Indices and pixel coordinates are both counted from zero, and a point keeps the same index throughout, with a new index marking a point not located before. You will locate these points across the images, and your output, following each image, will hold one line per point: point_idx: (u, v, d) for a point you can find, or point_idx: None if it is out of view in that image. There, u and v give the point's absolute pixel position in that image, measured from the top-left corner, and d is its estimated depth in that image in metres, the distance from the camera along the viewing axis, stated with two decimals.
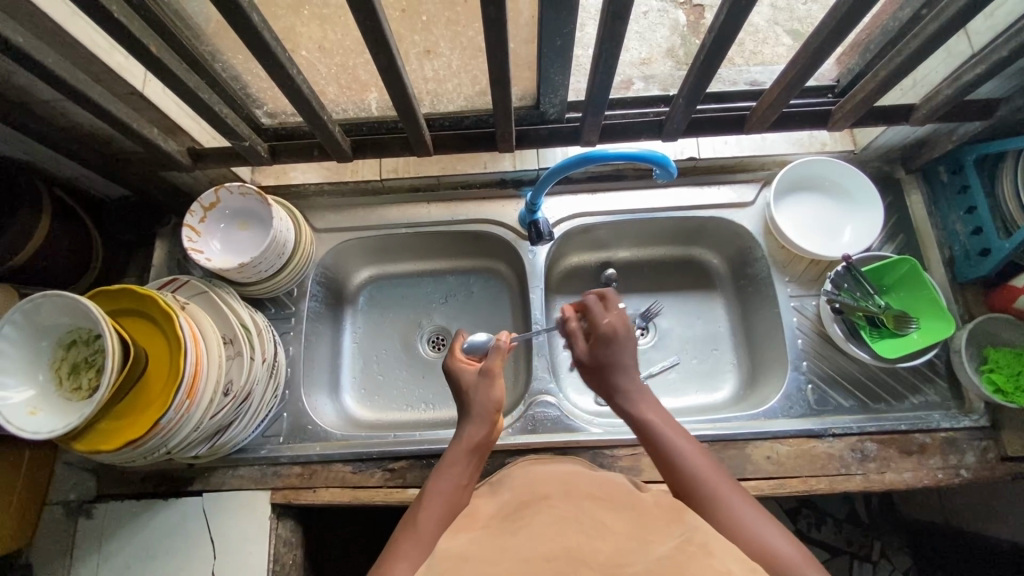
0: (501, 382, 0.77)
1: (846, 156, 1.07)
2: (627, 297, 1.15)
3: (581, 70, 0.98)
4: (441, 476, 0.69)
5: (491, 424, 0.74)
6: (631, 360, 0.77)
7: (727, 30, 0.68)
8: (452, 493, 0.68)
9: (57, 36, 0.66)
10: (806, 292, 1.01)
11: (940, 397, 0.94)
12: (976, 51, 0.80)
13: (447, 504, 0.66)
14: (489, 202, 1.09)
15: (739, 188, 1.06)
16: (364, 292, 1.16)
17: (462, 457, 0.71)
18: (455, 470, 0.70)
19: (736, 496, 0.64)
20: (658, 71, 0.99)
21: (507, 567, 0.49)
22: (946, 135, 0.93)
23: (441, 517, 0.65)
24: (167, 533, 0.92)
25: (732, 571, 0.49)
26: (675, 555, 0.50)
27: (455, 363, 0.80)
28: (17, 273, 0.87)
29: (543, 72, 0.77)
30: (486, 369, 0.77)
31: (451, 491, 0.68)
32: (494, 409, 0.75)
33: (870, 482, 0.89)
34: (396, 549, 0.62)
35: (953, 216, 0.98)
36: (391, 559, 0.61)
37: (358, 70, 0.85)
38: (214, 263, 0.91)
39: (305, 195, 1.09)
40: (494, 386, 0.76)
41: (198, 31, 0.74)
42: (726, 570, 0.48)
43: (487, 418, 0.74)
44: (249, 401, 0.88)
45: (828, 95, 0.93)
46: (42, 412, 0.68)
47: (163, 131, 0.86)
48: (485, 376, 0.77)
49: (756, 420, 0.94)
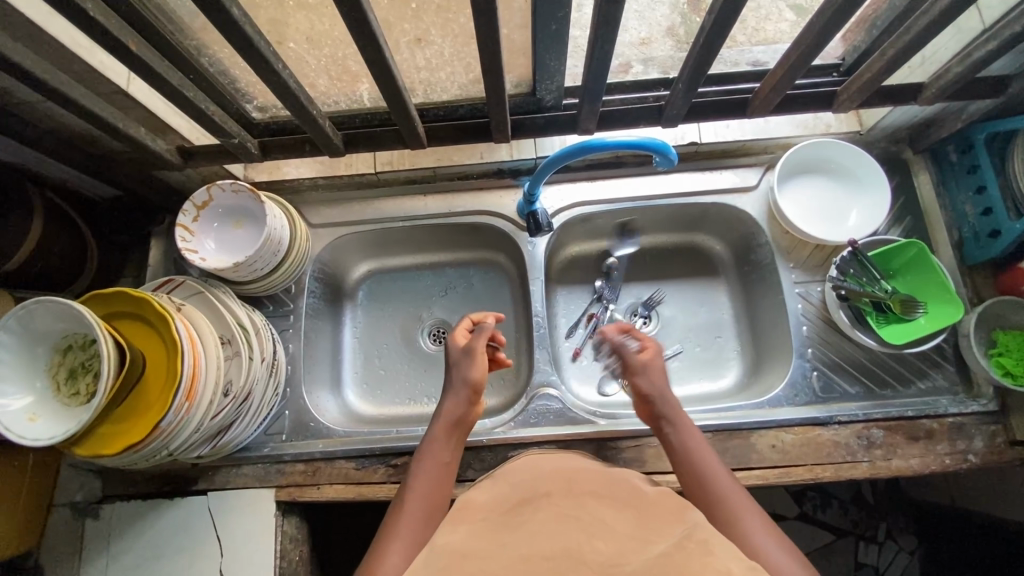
0: (483, 361, 0.80)
1: (852, 137, 1.03)
2: (628, 286, 1.13)
3: (578, 53, 0.90)
4: (424, 455, 0.75)
5: (468, 400, 0.78)
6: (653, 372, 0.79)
7: (727, 11, 0.65)
8: (437, 469, 0.74)
9: (36, 36, 0.64)
10: (811, 278, 0.99)
11: (948, 381, 0.93)
12: (986, 26, 0.77)
13: (435, 478, 0.73)
14: (487, 193, 1.07)
15: (742, 173, 1.04)
16: (363, 287, 1.15)
17: (443, 435, 0.76)
18: (438, 448, 0.75)
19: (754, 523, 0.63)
20: (657, 53, 0.92)
21: (510, 564, 0.49)
22: (956, 113, 0.90)
23: (426, 502, 0.71)
24: (174, 532, 0.92)
25: (732, 571, 0.47)
26: (672, 552, 0.49)
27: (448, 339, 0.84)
28: (13, 278, 0.86)
29: (539, 59, 0.75)
30: (469, 347, 0.81)
31: (433, 469, 0.74)
32: (472, 386, 0.79)
33: (876, 469, 0.88)
34: (388, 533, 0.67)
35: (961, 196, 0.95)
36: (385, 542, 0.66)
37: (348, 61, 0.83)
38: (208, 263, 0.89)
39: (298, 190, 1.07)
40: (474, 363, 0.79)
41: (182, 25, 0.72)
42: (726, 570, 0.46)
43: (464, 394, 0.78)
44: (250, 401, 0.88)
45: (833, 74, 0.90)
46: (42, 418, 0.68)
47: (151, 130, 0.84)
48: (466, 352, 0.81)
49: (760, 409, 0.93)
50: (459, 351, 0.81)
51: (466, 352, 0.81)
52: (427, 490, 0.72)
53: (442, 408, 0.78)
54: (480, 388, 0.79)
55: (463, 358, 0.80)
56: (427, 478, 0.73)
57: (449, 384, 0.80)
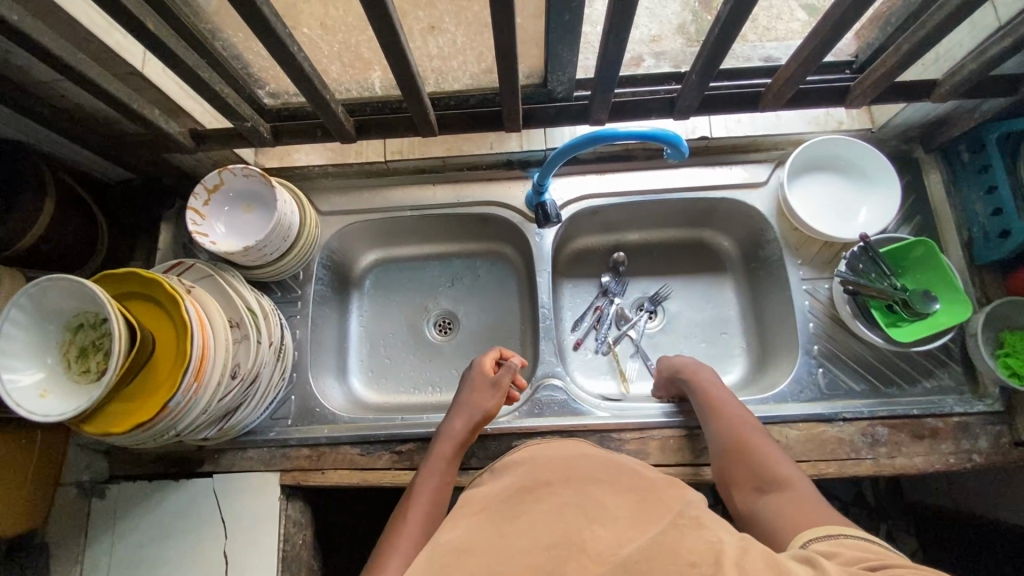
0: (501, 395, 0.86)
1: (863, 135, 1.03)
2: (635, 281, 1.13)
3: (589, 48, 0.89)
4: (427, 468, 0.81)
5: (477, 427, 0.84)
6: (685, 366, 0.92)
7: (743, 2, 0.65)
8: (436, 489, 0.78)
9: (54, 15, 0.64)
10: (820, 276, 0.99)
11: (955, 381, 0.92)
12: (1002, 23, 0.76)
13: (431, 499, 0.77)
14: (496, 184, 1.07)
15: (751, 169, 1.04)
16: (370, 276, 1.16)
17: (450, 454, 0.81)
18: (441, 466, 0.80)
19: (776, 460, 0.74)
20: (669, 48, 0.90)
21: (509, 563, 0.47)
22: (969, 112, 0.90)
23: (424, 520, 0.74)
24: (179, 513, 0.93)
25: (720, 540, 0.46)
26: (667, 530, 0.48)
27: (476, 366, 0.89)
28: (24, 257, 0.86)
29: (551, 49, 0.74)
30: (496, 380, 0.87)
31: (437, 485, 0.78)
32: (485, 416, 0.84)
33: (880, 466, 0.88)
34: (390, 543, 0.71)
35: (972, 195, 0.95)
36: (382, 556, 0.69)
37: (361, 47, 0.83)
38: (218, 247, 0.90)
39: (309, 177, 1.08)
40: (494, 398, 0.85)
41: (198, 9, 0.72)
42: (716, 543, 0.46)
43: (474, 423, 0.84)
44: (257, 384, 0.88)
45: (846, 71, 0.90)
46: (52, 395, 0.68)
47: (165, 112, 0.85)
48: (492, 386, 0.87)
49: (765, 404, 0.93)
50: (486, 382, 0.87)
51: (491, 385, 0.87)
52: (425, 508, 0.75)
53: (450, 428, 0.84)
54: (489, 419, 0.85)
55: (487, 389, 0.86)
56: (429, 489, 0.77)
57: (461, 408, 0.85)
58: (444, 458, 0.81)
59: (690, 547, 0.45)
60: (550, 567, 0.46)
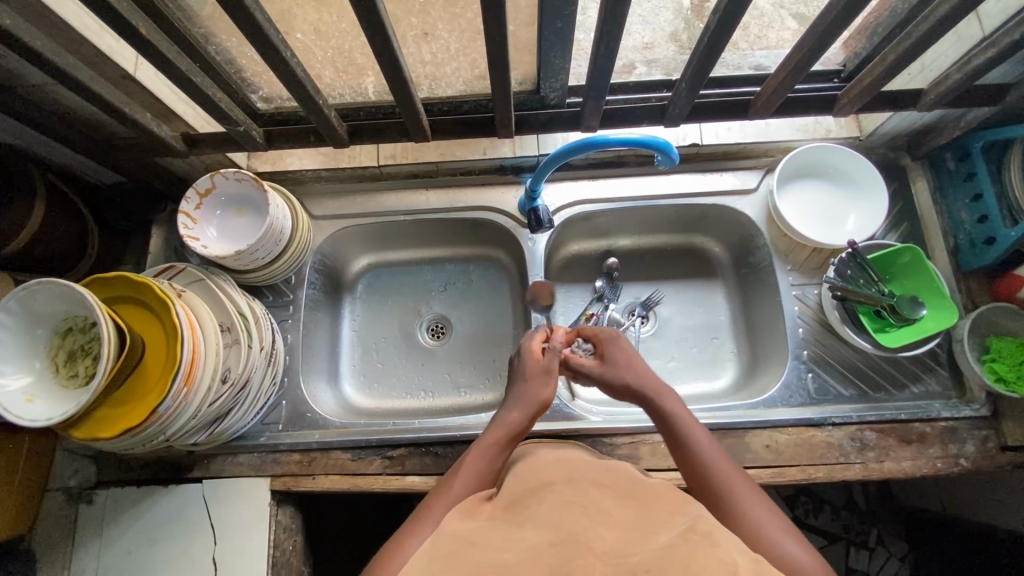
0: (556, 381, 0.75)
1: (851, 143, 1.05)
2: (627, 286, 1.14)
3: (582, 54, 0.92)
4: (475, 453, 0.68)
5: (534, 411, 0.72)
6: (624, 359, 0.76)
7: (731, 13, 0.66)
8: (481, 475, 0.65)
9: (45, 17, 0.64)
10: (808, 281, 1.00)
11: (941, 386, 0.94)
12: (986, 34, 0.78)
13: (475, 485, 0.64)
14: (489, 189, 1.08)
15: (741, 175, 1.05)
16: (363, 280, 1.16)
17: (502, 440, 0.69)
18: (491, 452, 0.67)
19: (763, 512, 0.61)
20: (661, 56, 0.94)
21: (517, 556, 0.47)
22: (954, 120, 0.91)
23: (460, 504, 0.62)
24: (169, 519, 0.92)
25: (737, 566, 0.47)
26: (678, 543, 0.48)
27: (527, 349, 0.79)
28: (12, 260, 0.86)
29: (544, 56, 0.75)
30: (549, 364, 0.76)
31: (482, 473, 0.65)
32: (541, 403, 0.73)
33: (869, 471, 0.89)
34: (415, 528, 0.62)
35: (958, 203, 0.96)
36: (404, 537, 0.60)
37: (355, 53, 0.83)
38: (210, 251, 0.90)
39: (302, 181, 1.08)
40: (550, 383, 0.75)
41: (191, 12, 0.72)
42: (733, 564, 0.47)
43: (531, 407, 0.72)
44: (248, 388, 0.88)
45: (834, 79, 0.91)
46: (40, 400, 0.68)
47: (156, 116, 0.85)
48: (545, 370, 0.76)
49: (754, 409, 0.94)
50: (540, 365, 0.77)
51: (546, 370, 0.76)
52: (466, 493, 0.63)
53: (504, 415, 0.72)
54: (544, 408, 0.74)
55: (542, 371, 0.76)
56: (472, 469, 0.66)
57: (517, 393, 0.74)
58: (496, 442, 0.68)
59: (704, 564, 0.46)
60: (557, 564, 0.46)
